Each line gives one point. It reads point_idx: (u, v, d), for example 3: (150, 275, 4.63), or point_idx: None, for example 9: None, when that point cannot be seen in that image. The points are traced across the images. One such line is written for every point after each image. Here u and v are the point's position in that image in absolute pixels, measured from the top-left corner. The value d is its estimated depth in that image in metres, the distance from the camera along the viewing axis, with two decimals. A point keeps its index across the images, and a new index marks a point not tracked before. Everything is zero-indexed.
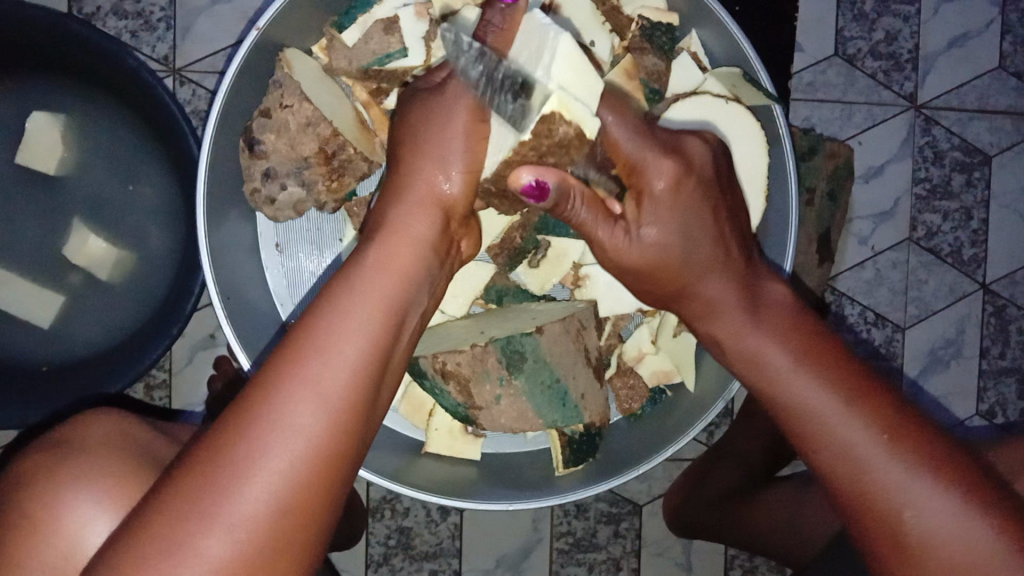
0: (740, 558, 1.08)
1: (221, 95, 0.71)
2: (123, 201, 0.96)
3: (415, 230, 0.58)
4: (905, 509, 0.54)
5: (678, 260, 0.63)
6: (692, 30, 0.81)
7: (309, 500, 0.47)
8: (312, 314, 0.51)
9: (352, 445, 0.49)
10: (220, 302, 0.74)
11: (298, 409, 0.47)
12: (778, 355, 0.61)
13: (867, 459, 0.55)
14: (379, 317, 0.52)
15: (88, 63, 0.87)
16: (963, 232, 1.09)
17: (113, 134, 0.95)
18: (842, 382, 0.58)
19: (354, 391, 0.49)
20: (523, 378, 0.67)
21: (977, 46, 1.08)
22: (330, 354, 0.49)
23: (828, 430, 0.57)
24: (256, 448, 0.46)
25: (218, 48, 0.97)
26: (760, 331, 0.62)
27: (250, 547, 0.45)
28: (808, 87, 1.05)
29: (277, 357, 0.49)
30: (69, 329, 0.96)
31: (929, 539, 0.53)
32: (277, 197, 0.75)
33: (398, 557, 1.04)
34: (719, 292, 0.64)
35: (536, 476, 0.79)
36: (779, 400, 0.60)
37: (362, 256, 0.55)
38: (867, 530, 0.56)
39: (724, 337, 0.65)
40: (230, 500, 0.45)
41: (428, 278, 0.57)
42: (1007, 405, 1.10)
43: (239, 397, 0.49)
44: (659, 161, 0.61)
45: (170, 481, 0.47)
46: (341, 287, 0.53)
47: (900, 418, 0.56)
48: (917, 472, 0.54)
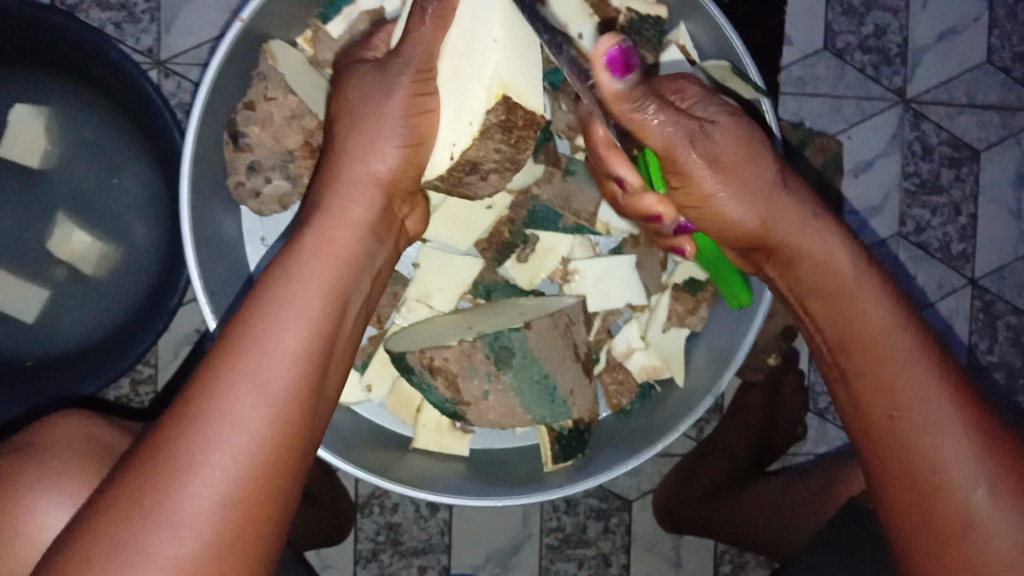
0: (729, 553, 1.08)
1: (205, 86, 0.70)
2: (106, 195, 0.95)
3: (351, 217, 0.59)
4: (976, 485, 0.53)
5: (750, 180, 0.63)
6: (681, 23, 0.80)
7: (263, 491, 0.47)
8: (252, 305, 0.51)
9: (301, 434, 0.50)
10: (205, 298, 0.73)
11: (240, 399, 0.48)
12: (882, 299, 0.60)
13: (939, 422, 0.55)
14: (319, 305, 0.53)
15: (69, 55, 0.86)
16: (952, 227, 1.09)
17: (98, 126, 0.94)
18: (926, 341, 0.58)
19: (296, 379, 0.50)
20: (512, 373, 0.67)
21: (965, 41, 1.08)
22: (271, 346, 0.50)
23: (911, 387, 0.56)
24: (206, 442, 0.46)
25: (203, 40, 0.96)
26: (851, 270, 0.61)
27: (206, 546, 0.45)
28: (798, 81, 1.05)
29: (218, 351, 0.50)
30: (51, 324, 0.95)
31: (989, 519, 0.52)
32: (262, 190, 0.75)
33: (386, 554, 1.03)
34: (813, 226, 0.63)
35: (524, 472, 0.78)
36: (871, 340, 0.58)
37: (294, 243, 0.56)
38: (921, 499, 0.54)
39: (820, 265, 0.62)
40: (177, 497, 0.45)
41: (366, 265, 0.59)
42: (995, 400, 1.10)
43: (183, 391, 0.49)
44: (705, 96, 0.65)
45: (119, 480, 0.46)
46: (277, 277, 0.53)
47: (976, 394, 0.56)
48: (986, 455, 0.53)
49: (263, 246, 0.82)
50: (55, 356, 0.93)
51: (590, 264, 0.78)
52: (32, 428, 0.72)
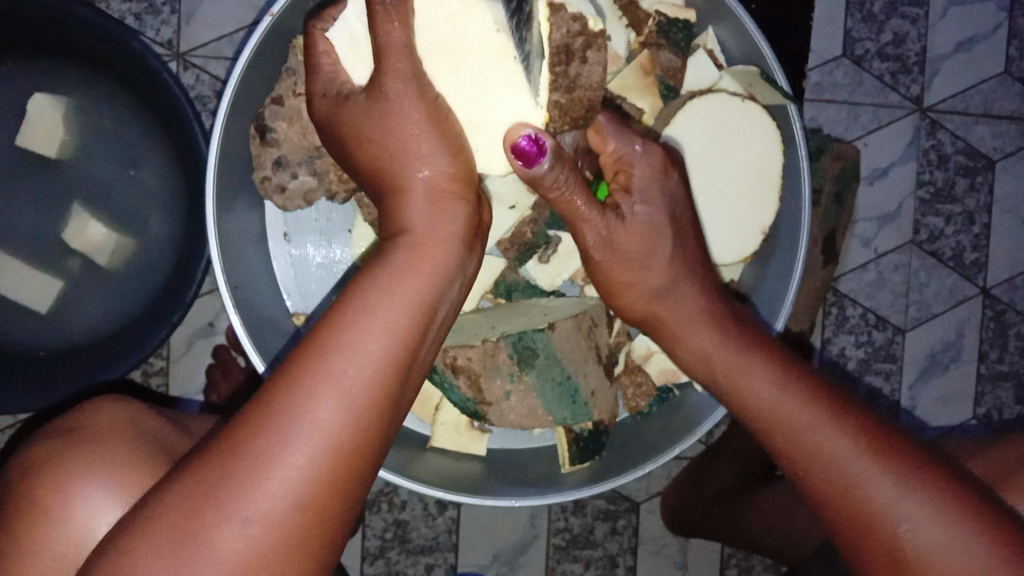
0: (736, 557, 1.08)
1: (234, 81, 0.70)
2: (126, 186, 0.95)
3: (439, 214, 0.56)
4: (900, 522, 0.53)
5: (661, 250, 0.67)
6: (710, 27, 0.80)
7: (334, 493, 0.47)
8: (339, 309, 0.50)
9: (378, 441, 0.49)
10: (228, 291, 0.73)
11: (319, 406, 0.46)
12: (759, 376, 0.63)
13: (855, 470, 0.56)
14: (407, 313, 0.50)
15: (91, 46, 0.86)
16: (965, 236, 1.09)
17: (117, 117, 0.94)
18: (823, 403, 0.60)
19: (379, 388, 0.48)
20: (535, 374, 0.67)
21: (983, 50, 1.08)
22: (349, 345, 0.48)
23: (808, 443, 0.58)
24: (279, 445, 0.46)
25: (225, 33, 0.96)
26: (736, 347, 0.65)
27: (264, 543, 0.45)
28: (816, 87, 1.05)
29: (300, 348, 0.49)
30: (66, 316, 0.95)
31: (924, 551, 0.52)
32: (288, 185, 0.75)
33: (394, 551, 1.03)
34: (693, 305, 0.68)
35: (544, 473, 0.78)
36: (754, 413, 0.63)
37: (391, 246, 0.54)
38: (857, 546, 0.55)
39: (702, 349, 0.67)
40: (246, 493, 0.45)
41: (457, 265, 0.56)
42: (1004, 410, 1.10)
43: (265, 387, 0.49)
44: (647, 153, 0.67)
45: (194, 468, 0.47)
46: (367, 278, 0.52)
47: (887, 437, 0.57)
48: (910, 487, 0.54)
49: (286, 241, 0.82)
50: (69, 347, 0.92)
51: None
52: (67, 415, 0.72)
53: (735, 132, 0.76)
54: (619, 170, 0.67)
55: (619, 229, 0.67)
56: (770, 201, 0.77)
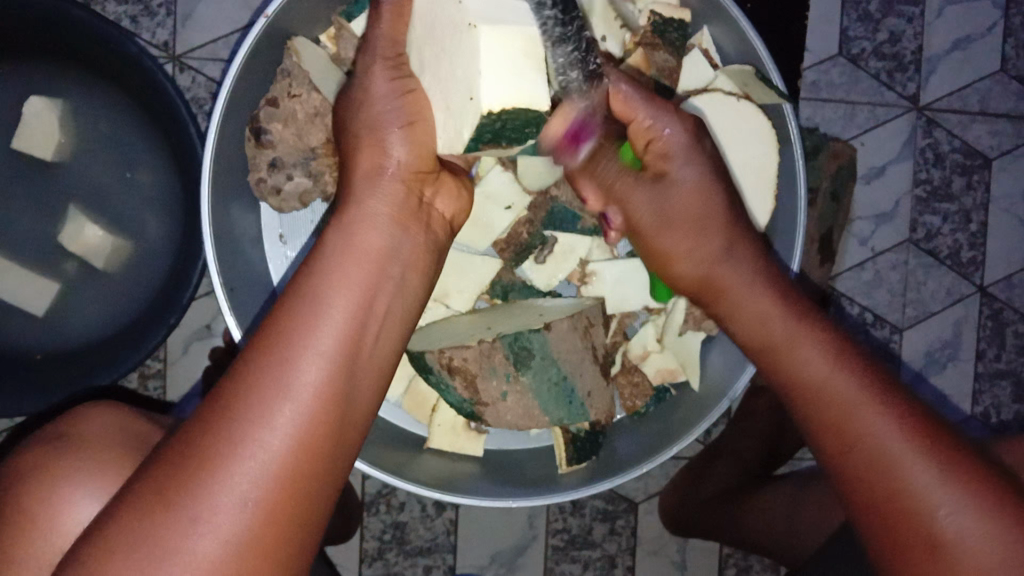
0: (734, 556, 1.08)
1: (228, 82, 0.70)
2: (121, 188, 0.95)
3: (378, 211, 0.57)
4: (939, 508, 0.52)
5: (709, 216, 0.66)
6: (704, 26, 0.80)
7: (293, 492, 0.46)
8: (282, 309, 0.50)
9: (332, 436, 0.48)
10: (224, 293, 0.73)
11: (268, 405, 0.47)
12: (812, 347, 0.61)
13: (900, 454, 0.54)
14: (349, 307, 0.51)
15: (86, 48, 0.86)
16: (962, 234, 1.09)
17: (112, 119, 0.94)
18: (868, 379, 0.58)
19: (328, 383, 0.48)
20: (531, 374, 0.67)
21: (979, 49, 1.08)
22: (296, 348, 0.48)
23: (852, 420, 0.56)
24: (230, 447, 0.46)
25: (220, 35, 0.96)
26: (789, 318, 0.63)
27: (229, 545, 0.45)
28: (812, 86, 1.05)
29: (248, 353, 0.49)
30: (61, 319, 0.95)
31: (960, 539, 0.51)
32: (283, 187, 0.75)
33: (392, 552, 1.03)
34: (739, 271, 0.66)
35: (540, 473, 0.78)
36: (802, 383, 0.60)
37: (326, 244, 0.55)
38: (890, 531, 0.53)
39: (748, 320, 0.65)
40: (200, 498, 0.45)
41: (402, 259, 0.56)
42: (1002, 408, 1.10)
43: (214, 392, 0.49)
44: (676, 121, 0.67)
45: (146, 477, 0.47)
46: (307, 277, 0.52)
47: (927, 421, 0.55)
48: (951, 474, 0.52)
49: (281, 243, 0.82)
50: (65, 350, 0.92)
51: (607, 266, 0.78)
52: (62, 420, 0.72)
53: (731, 131, 0.76)
54: (651, 138, 0.66)
55: (667, 194, 0.66)
56: (767, 200, 0.77)
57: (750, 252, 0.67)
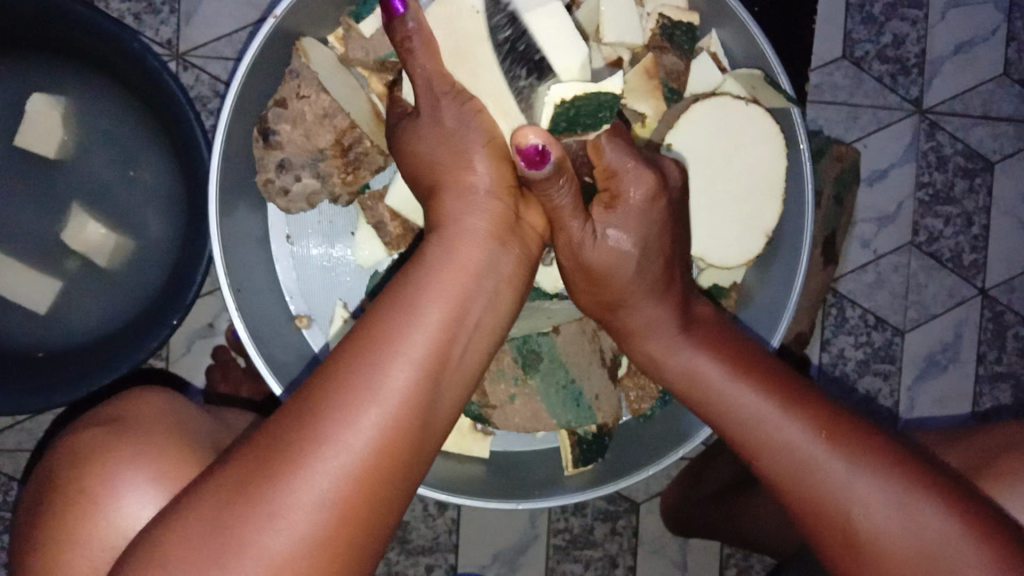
0: (735, 557, 1.08)
1: (236, 83, 0.70)
2: (125, 186, 0.95)
3: (472, 221, 0.57)
4: (853, 506, 0.54)
5: (628, 277, 0.63)
6: (713, 30, 0.81)
7: (369, 493, 0.46)
8: (376, 312, 0.50)
9: (411, 443, 0.48)
10: (232, 296, 0.73)
11: (352, 406, 0.46)
12: (711, 367, 0.63)
13: (806, 457, 0.56)
14: (440, 315, 0.50)
15: (90, 45, 0.85)
16: (964, 238, 1.09)
17: (115, 117, 0.94)
18: (774, 391, 0.60)
19: (413, 391, 0.48)
20: (538, 378, 0.68)
21: (982, 52, 1.08)
22: (387, 353, 0.48)
23: (765, 433, 0.58)
24: (313, 445, 0.46)
25: (224, 33, 0.96)
26: (689, 346, 0.65)
27: (303, 541, 0.45)
28: (816, 89, 1.05)
29: (342, 351, 0.49)
30: (64, 317, 0.94)
31: (880, 532, 0.53)
32: (291, 188, 0.74)
33: (394, 551, 1.03)
34: (652, 316, 0.65)
35: (545, 476, 0.78)
36: (713, 407, 0.62)
37: (423, 253, 0.55)
38: (817, 528, 0.56)
39: (658, 354, 0.66)
40: (279, 493, 0.45)
41: (494, 271, 0.56)
42: (1002, 410, 1.11)
43: (301, 390, 0.49)
44: (638, 171, 0.61)
45: (229, 469, 0.47)
46: (403, 284, 0.52)
47: (837, 420, 0.58)
48: (864, 471, 0.54)
49: (288, 244, 0.82)
50: (68, 348, 0.92)
51: None
52: (112, 408, 0.71)
53: (739, 134, 0.76)
54: (607, 187, 0.63)
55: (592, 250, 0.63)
56: (774, 203, 0.77)
57: (673, 294, 0.65)
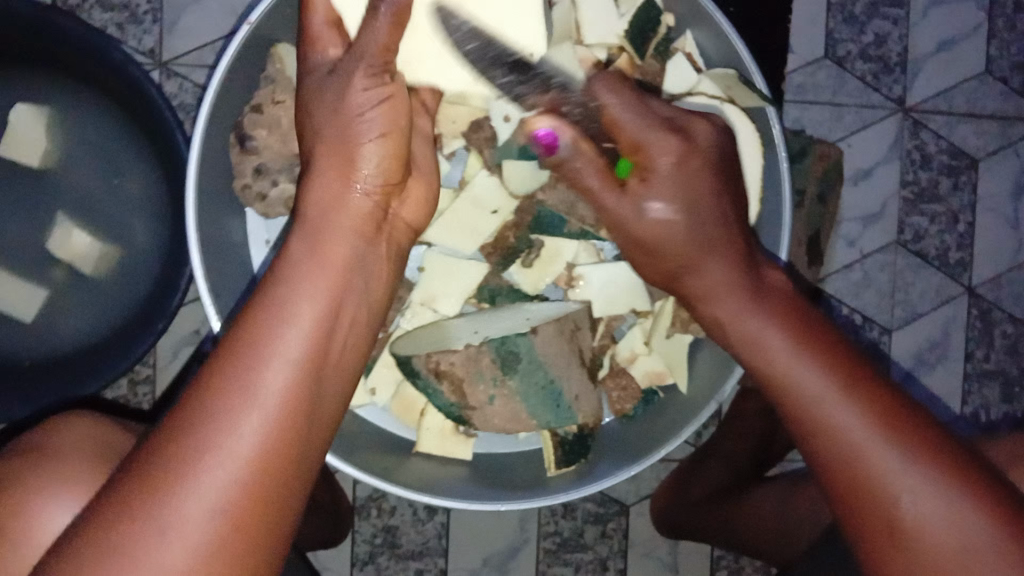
0: (726, 558, 1.08)
1: (213, 89, 0.70)
2: (108, 195, 0.95)
3: (336, 216, 0.58)
4: (902, 494, 0.53)
5: (681, 241, 0.67)
6: (687, 31, 0.80)
7: (262, 497, 0.47)
8: (249, 316, 0.51)
9: (297, 445, 0.48)
10: (211, 300, 0.73)
11: (232, 412, 0.47)
12: (774, 336, 0.61)
13: (863, 442, 0.54)
14: (315, 315, 0.51)
15: (72, 56, 0.86)
16: (950, 235, 1.10)
17: (98, 126, 0.94)
18: (836, 366, 0.58)
19: (292, 390, 0.48)
20: (518, 378, 0.67)
21: (965, 50, 1.08)
22: (263, 356, 0.49)
23: (823, 413, 0.56)
24: (199, 458, 0.46)
25: (206, 42, 0.96)
26: (756, 311, 0.63)
27: (199, 554, 0.45)
28: (799, 89, 1.06)
29: (217, 358, 0.49)
30: (49, 327, 0.94)
31: (925, 524, 0.52)
32: (268, 193, 0.75)
33: (384, 557, 1.03)
34: (717, 275, 0.66)
35: (526, 478, 0.78)
36: (777, 381, 0.60)
37: (290, 245, 0.56)
38: (859, 518, 0.55)
39: (726, 318, 0.65)
40: (169, 509, 0.45)
41: (360, 263, 0.57)
42: (991, 407, 1.11)
43: (180, 403, 0.49)
44: (660, 140, 0.65)
45: (114, 488, 0.46)
46: (273, 283, 0.53)
47: (897, 405, 0.56)
48: (917, 463, 0.53)
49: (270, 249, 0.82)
50: (54, 358, 0.92)
51: (594, 270, 0.78)
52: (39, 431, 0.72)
53: None
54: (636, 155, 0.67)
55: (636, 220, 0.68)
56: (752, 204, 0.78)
57: (735, 250, 0.66)
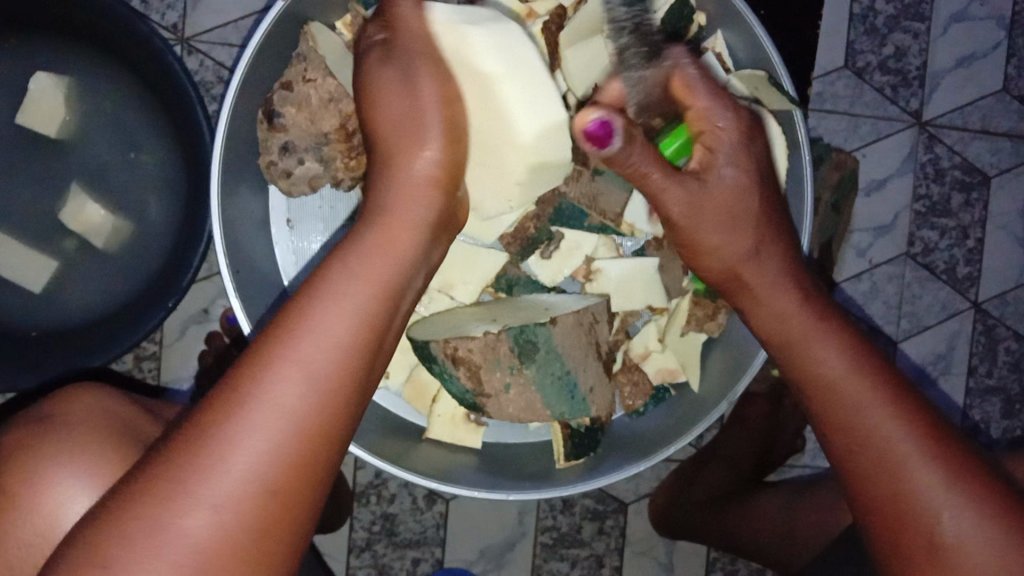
0: (722, 561, 1.08)
1: (241, 66, 0.70)
2: (125, 168, 0.95)
3: (404, 207, 0.58)
4: (943, 512, 0.53)
5: (737, 214, 0.64)
6: (718, 31, 0.81)
7: (301, 474, 0.47)
8: (305, 294, 0.51)
9: (338, 425, 0.49)
10: (230, 275, 0.73)
11: (281, 387, 0.47)
12: (828, 345, 0.61)
13: (903, 457, 0.55)
14: (368, 298, 0.52)
15: (96, 27, 0.85)
16: (959, 250, 1.10)
17: (118, 98, 0.94)
18: (882, 379, 0.59)
19: (342, 371, 0.49)
20: (535, 367, 0.67)
21: (983, 66, 1.09)
22: (317, 335, 0.49)
23: (863, 424, 0.57)
24: (244, 428, 0.46)
25: (230, 20, 0.96)
26: (809, 315, 0.63)
27: (235, 524, 0.44)
28: (818, 97, 1.06)
29: (269, 332, 0.50)
30: (59, 297, 0.94)
31: (960, 544, 0.52)
32: (294, 171, 0.75)
33: (381, 544, 1.03)
34: (773, 278, 0.65)
35: (536, 468, 0.79)
36: (819, 387, 0.60)
37: (357, 231, 0.57)
38: (892, 535, 0.55)
39: (768, 322, 0.65)
40: (209, 476, 0.45)
41: (422, 257, 0.58)
42: (992, 424, 1.11)
43: (228, 373, 0.49)
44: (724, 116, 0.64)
45: (158, 454, 0.46)
46: (334, 264, 0.53)
47: (938, 427, 0.57)
48: (955, 484, 0.53)
49: (288, 227, 0.82)
50: (62, 329, 0.91)
51: (612, 264, 0.78)
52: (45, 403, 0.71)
53: None
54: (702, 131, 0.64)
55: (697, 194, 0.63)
56: None
57: (785, 254, 0.66)
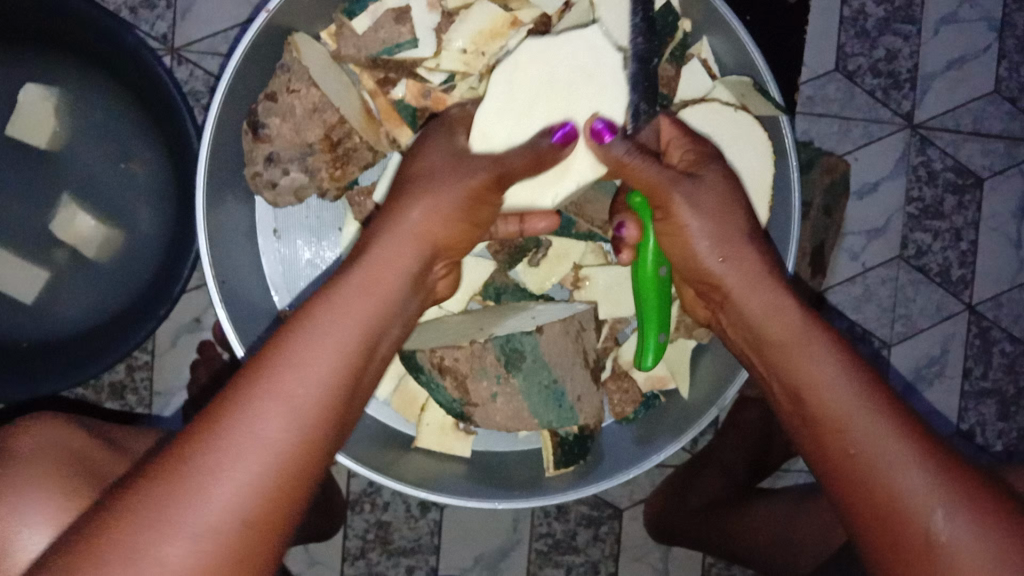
0: (717, 566, 1.08)
1: (226, 78, 0.70)
2: (115, 179, 0.95)
3: (389, 257, 0.60)
4: (933, 511, 0.50)
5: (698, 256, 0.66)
6: (704, 37, 0.81)
7: (281, 506, 0.46)
8: (292, 331, 0.52)
9: (319, 459, 0.49)
10: (216, 286, 0.73)
11: (265, 418, 0.47)
12: (819, 353, 0.59)
13: (890, 459, 0.52)
14: (353, 341, 0.53)
15: (84, 39, 0.86)
16: (952, 252, 1.10)
17: (107, 109, 0.94)
18: (872, 382, 0.56)
19: (325, 406, 0.49)
20: (521, 376, 0.67)
21: (974, 68, 1.09)
22: (303, 370, 0.49)
23: (853, 425, 0.54)
24: (226, 457, 0.45)
25: (220, 30, 0.96)
26: (797, 318, 0.61)
27: (212, 555, 0.43)
28: (808, 101, 1.06)
29: (255, 365, 0.50)
30: (50, 308, 0.94)
31: (955, 545, 0.48)
32: (278, 182, 0.75)
33: (375, 552, 1.03)
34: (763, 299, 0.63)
35: (525, 477, 0.78)
36: (808, 398, 0.58)
37: (345, 276, 0.58)
38: (884, 538, 0.51)
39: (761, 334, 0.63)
40: (188, 504, 0.44)
41: (401, 307, 0.59)
42: (987, 427, 1.11)
43: (211, 403, 0.48)
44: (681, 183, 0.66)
45: (135, 482, 0.45)
46: (320, 304, 0.54)
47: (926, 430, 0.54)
48: (944, 482, 0.50)
49: (276, 238, 0.82)
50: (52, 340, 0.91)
51: (600, 272, 0.79)
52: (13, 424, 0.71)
53: (734, 134, 0.77)
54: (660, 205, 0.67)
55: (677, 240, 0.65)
56: (763, 206, 0.78)
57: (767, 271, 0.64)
